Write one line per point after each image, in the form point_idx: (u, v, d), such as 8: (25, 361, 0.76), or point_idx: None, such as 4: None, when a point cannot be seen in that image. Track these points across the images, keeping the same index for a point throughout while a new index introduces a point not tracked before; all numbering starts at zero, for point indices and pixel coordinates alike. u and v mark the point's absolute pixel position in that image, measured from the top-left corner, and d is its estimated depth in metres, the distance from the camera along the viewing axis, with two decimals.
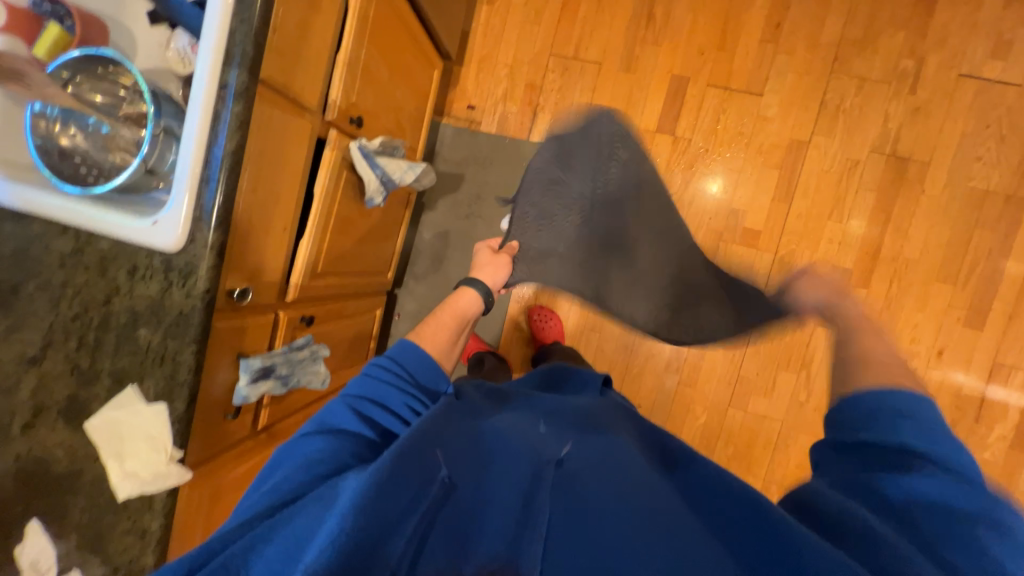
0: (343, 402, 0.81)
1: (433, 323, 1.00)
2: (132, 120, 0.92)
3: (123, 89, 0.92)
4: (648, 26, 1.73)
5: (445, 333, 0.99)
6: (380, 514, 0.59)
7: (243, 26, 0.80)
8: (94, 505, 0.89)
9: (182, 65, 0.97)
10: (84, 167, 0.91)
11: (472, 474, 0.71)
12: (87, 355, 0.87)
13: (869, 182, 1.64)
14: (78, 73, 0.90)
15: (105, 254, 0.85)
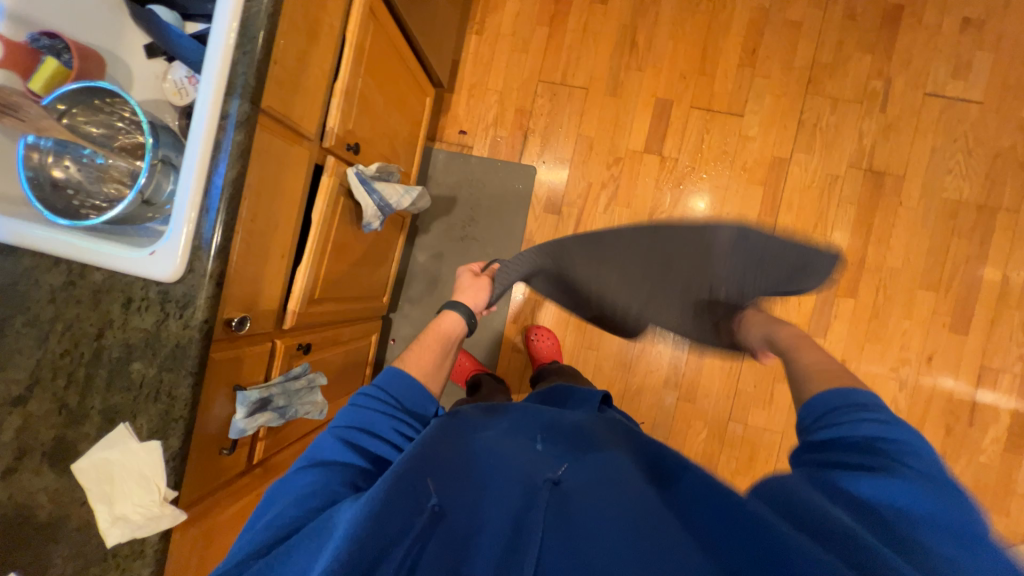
0: (333, 434, 0.79)
1: (419, 349, 0.98)
2: (127, 151, 0.92)
3: (121, 121, 0.92)
4: (632, 53, 1.81)
5: (430, 357, 0.97)
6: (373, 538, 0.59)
7: (245, 57, 0.81)
8: (79, 553, 0.83)
9: (178, 95, 0.95)
10: (78, 199, 0.90)
11: (467, 497, 0.70)
12: (76, 393, 0.83)
13: (849, 196, 1.71)
14: (74, 104, 0.89)
15: (98, 287, 0.83)
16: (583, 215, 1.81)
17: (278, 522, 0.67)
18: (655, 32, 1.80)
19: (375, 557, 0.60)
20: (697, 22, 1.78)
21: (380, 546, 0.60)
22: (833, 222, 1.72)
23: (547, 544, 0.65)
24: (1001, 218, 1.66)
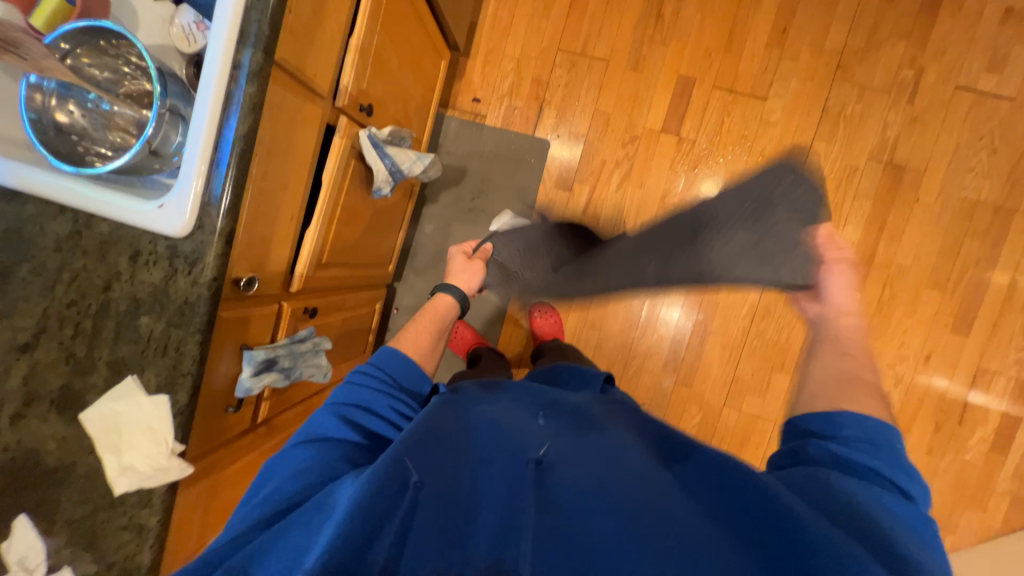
0: (330, 411, 0.80)
1: (415, 330, 1.00)
2: (132, 98, 0.89)
3: (127, 66, 0.89)
4: (657, 26, 1.73)
5: (426, 338, 1.00)
6: (369, 511, 0.60)
7: (260, 4, 0.77)
8: (88, 499, 0.85)
9: (187, 43, 0.91)
10: (82, 145, 0.87)
11: (463, 470, 0.71)
12: (83, 343, 0.83)
13: (866, 190, 1.68)
14: (78, 45, 0.85)
15: (104, 239, 0.82)
16: (594, 193, 1.78)
17: (283, 495, 0.68)
18: (683, 5, 1.72)
19: (373, 526, 0.60)
20: None
21: (377, 515, 0.61)
22: (847, 215, 1.69)
23: (541, 520, 0.65)
24: (1017, 221, 1.64)
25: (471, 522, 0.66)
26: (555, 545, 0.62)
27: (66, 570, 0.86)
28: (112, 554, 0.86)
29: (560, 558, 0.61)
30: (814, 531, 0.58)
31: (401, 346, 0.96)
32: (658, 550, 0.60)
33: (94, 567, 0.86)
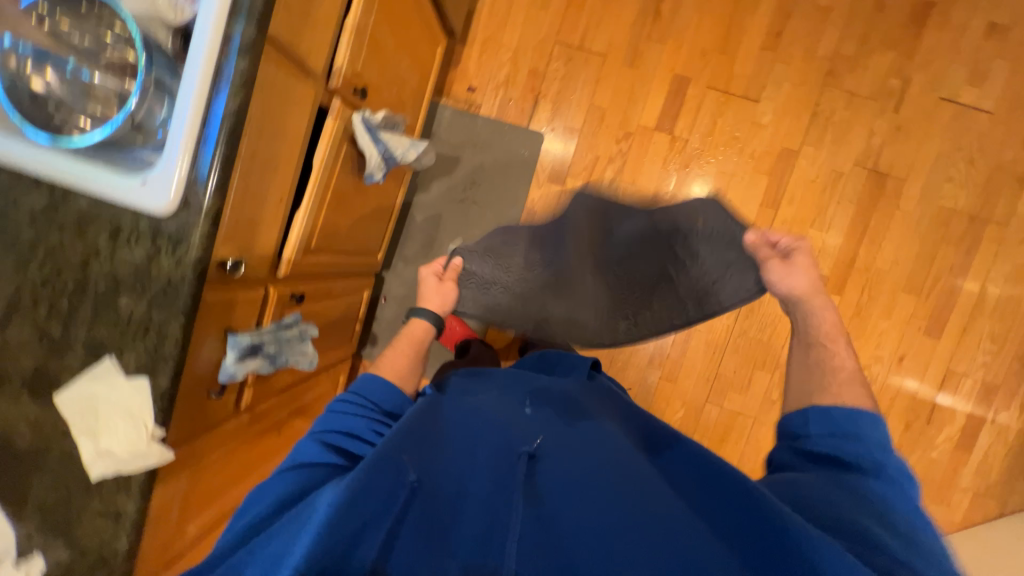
0: (311, 439, 0.78)
1: (390, 359, 0.95)
2: (113, 69, 0.84)
3: (110, 35, 0.84)
4: (654, 23, 1.74)
5: (403, 365, 0.95)
6: (353, 518, 0.59)
7: None
8: (61, 484, 0.82)
9: (172, 13, 0.81)
10: (59, 116, 0.83)
11: (453, 464, 0.71)
12: (58, 323, 0.80)
13: (850, 195, 1.72)
14: (58, 9, 0.83)
15: (82, 215, 0.78)
16: None
17: (260, 521, 0.68)
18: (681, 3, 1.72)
19: (358, 531, 0.60)
20: None
21: (369, 514, 0.61)
22: (831, 219, 1.73)
23: (532, 515, 0.66)
24: (990, 230, 1.70)
25: (464, 517, 0.66)
26: (546, 542, 0.64)
27: (37, 556, 0.83)
28: (86, 541, 0.84)
29: (550, 553, 0.62)
30: (785, 516, 0.59)
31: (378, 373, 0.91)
32: (645, 541, 0.62)
33: (67, 554, 0.84)
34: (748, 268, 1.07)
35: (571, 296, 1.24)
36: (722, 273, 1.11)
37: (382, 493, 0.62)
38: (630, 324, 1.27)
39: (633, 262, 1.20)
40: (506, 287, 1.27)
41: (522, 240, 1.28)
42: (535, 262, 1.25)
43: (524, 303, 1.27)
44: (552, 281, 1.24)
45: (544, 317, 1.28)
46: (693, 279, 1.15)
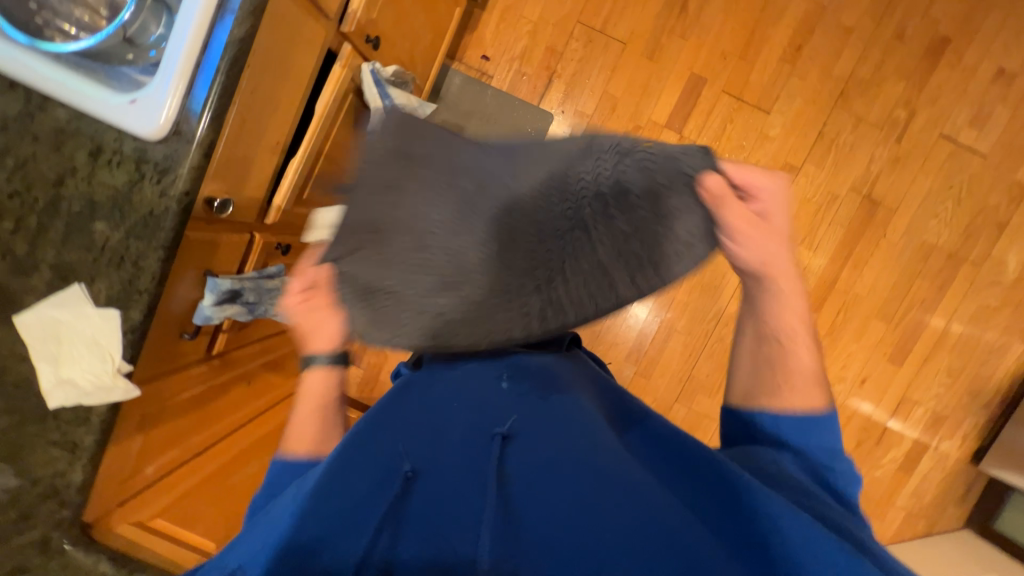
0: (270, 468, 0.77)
1: (296, 425, 0.79)
2: None
3: None
4: (678, 17, 1.70)
5: (314, 429, 0.79)
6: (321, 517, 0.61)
7: None
8: (16, 410, 0.79)
9: None
10: (41, 17, 0.76)
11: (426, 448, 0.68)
12: (25, 241, 0.75)
13: (841, 219, 1.76)
14: None
15: (62, 127, 0.73)
16: None
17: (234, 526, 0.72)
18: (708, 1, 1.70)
19: (324, 527, 0.61)
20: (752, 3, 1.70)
21: (348, 512, 0.62)
22: (820, 240, 1.77)
23: (512, 492, 0.65)
24: (964, 269, 1.78)
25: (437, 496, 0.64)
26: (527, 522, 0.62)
27: None
28: (38, 470, 0.81)
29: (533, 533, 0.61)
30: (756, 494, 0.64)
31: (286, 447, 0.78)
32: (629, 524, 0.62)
33: (16, 481, 0.81)
34: (715, 213, 0.71)
35: (405, 221, 0.68)
36: (649, 181, 0.69)
37: (358, 486, 0.63)
38: (621, 287, 0.69)
39: (548, 174, 0.70)
40: (377, 281, 0.67)
41: (422, 185, 0.69)
42: (427, 219, 0.68)
43: (397, 299, 0.66)
44: (424, 246, 0.67)
45: (376, 313, 0.67)
46: (647, 211, 0.69)
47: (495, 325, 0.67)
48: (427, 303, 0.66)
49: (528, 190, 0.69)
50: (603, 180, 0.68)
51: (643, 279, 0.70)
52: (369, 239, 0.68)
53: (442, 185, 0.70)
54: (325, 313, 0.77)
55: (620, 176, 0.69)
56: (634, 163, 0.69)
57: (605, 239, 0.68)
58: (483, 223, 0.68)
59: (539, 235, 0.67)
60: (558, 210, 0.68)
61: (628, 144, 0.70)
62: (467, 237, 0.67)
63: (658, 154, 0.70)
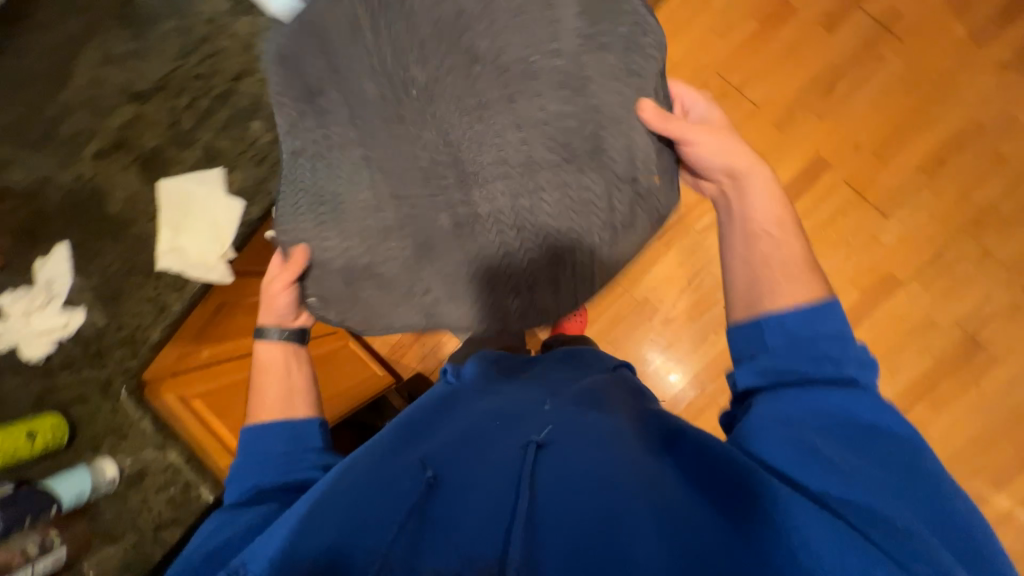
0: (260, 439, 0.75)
1: (263, 395, 0.81)
2: None
3: None
4: (820, 97, 1.65)
5: (280, 390, 0.81)
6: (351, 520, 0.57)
7: None
8: (128, 258, 0.87)
9: None
10: None
11: (457, 457, 0.64)
12: (191, 119, 0.83)
13: (934, 349, 1.60)
14: None
15: (258, 33, 0.82)
16: (677, 224, 1.71)
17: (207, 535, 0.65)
18: (855, 90, 1.64)
19: (350, 527, 0.57)
20: (901, 105, 1.62)
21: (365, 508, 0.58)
22: (905, 364, 1.60)
23: (541, 504, 0.56)
24: None
25: (474, 524, 0.54)
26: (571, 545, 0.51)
27: (80, 312, 0.88)
28: (125, 318, 0.88)
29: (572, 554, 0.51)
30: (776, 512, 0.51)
31: (258, 414, 0.79)
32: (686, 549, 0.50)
33: (102, 322, 0.88)
34: (653, 137, 0.76)
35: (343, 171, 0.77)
36: (647, 155, 0.75)
37: (383, 496, 0.60)
38: (570, 259, 0.76)
39: (548, 121, 0.74)
40: (373, 250, 0.78)
41: (375, 124, 0.77)
42: (415, 162, 0.76)
43: (396, 269, 0.79)
44: (395, 216, 0.77)
45: (393, 308, 0.81)
46: (620, 210, 0.75)
47: (485, 283, 0.78)
48: (420, 263, 0.78)
49: (510, 152, 0.75)
50: (559, 116, 0.73)
51: (625, 244, 0.77)
52: (351, 169, 0.76)
53: (406, 138, 0.75)
54: (349, 291, 0.81)
55: (605, 154, 0.74)
56: (614, 129, 0.73)
57: (580, 221, 0.75)
58: (468, 210, 0.76)
59: (528, 215, 0.76)
60: (581, 206, 0.75)
61: (577, 106, 0.73)
62: (466, 192, 0.76)
63: (591, 59, 0.73)
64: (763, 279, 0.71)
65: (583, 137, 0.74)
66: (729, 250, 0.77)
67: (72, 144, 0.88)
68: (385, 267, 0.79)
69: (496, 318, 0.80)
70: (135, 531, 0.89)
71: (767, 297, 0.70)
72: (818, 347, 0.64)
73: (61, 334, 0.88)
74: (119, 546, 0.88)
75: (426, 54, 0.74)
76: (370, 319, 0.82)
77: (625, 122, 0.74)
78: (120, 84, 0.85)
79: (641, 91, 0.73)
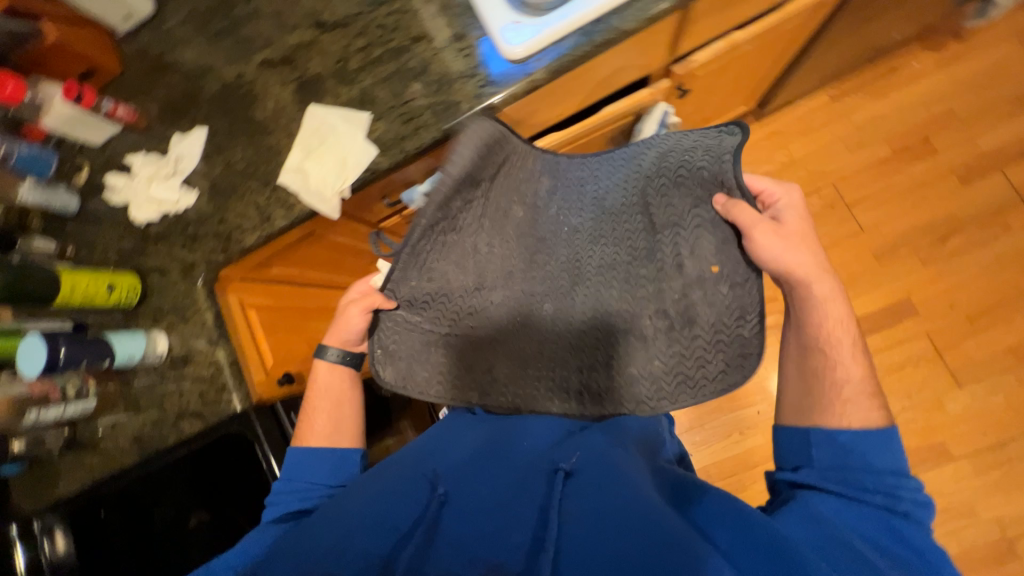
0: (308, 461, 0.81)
1: (312, 419, 0.85)
2: None
3: None
4: (933, 244, 1.58)
5: (328, 423, 0.84)
6: (376, 519, 0.67)
7: None
8: (253, 163, 0.90)
9: None
10: None
11: (470, 476, 0.72)
12: (359, 60, 0.86)
13: (964, 538, 1.47)
14: None
15: (451, 6, 0.84)
16: None
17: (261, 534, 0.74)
18: (972, 251, 1.56)
19: (373, 522, 0.67)
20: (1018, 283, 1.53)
21: (388, 506, 0.69)
22: None
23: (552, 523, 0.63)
24: None
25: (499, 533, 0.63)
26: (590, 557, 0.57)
27: (191, 195, 0.92)
28: (228, 215, 0.91)
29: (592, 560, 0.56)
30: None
31: (307, 441, 0.83)
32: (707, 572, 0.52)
33: (207, 211, 0.92)
34: (726, 228, 0.76)
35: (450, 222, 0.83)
36: (712, 257, 0.76)
37: (403, 495, 0.70)
38: (655, 341, 0.78)
39: (638, 230, 0.84)
40: (465, 309, 0.82)
41: (483, 214, 0.80)
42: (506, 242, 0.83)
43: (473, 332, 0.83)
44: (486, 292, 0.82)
45: (458, 358, 0.84)
46: (695, 298, 0.76)
47: (570, 357, 0.83)
48: (498, 327, 0.83)
49: (596, 259, 0.85)
50: (651, 224, 0.82)
51: (718, 337, 0.75)
52: (462, 249, 0.80)
53: (503, 221, 0.82)
54: (425, 352, 0.84)
55: (681, 252, 0.78)
56: (690, 228, 0.78)
57: (670, 305, 0.78)
58: (563, 294, 0.85)
59: (614, 301, 0.82)
60: (649, 298, 0.79)
61: (663, 240, 0.79)
62: (560, 280, 0.85)
63: (679, 170, 0.80)
64: (821, 405, 0.69)
65: (656, 241, 0.81)
66: (788, 378, 0.75)
67: (246, 48, 0.93)
68: (472, 331, 0.83)
69: (561, 397, 0.83)
70: (161, 409, 0.91)
71: (821, 414, 0.69)
72: (847, 437, 0.65)
73: (169, 207, 0.92)
74: (144, 415, 0.92)
75: (529, 158, 0.85)
76: (429, 386, 0.84)
77: (707, 232, 0.77)
78: (311, 12, 0.90)
79: (712, 186, 0.77)
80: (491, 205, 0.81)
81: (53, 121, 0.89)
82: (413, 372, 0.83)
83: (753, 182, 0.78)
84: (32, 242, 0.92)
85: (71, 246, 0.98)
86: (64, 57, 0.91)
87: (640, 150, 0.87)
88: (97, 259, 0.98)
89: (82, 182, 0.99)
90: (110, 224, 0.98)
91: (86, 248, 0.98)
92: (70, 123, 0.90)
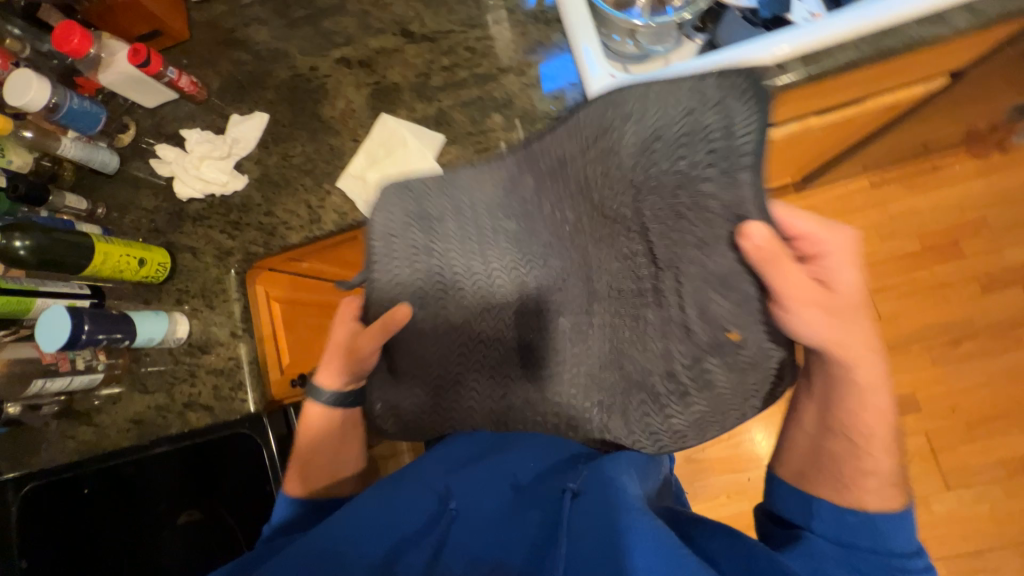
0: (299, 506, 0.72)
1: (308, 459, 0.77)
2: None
3: None
4: (947, 345, 1.61)
5: (327, 462, 0.77)
6: (373, 523, 0.60)
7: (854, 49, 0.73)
8: (312, 160, 0.87)
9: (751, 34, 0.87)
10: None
11: (477, 484, 0.67)
12: (442, 79, 0.84)
13: None
14: None
15: (545, 43, 0.82)
16: None
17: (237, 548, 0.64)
18: (982, 358, 1.59)
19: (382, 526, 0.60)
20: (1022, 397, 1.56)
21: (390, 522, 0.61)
22: None
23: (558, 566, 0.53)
24: None
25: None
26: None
27: (239, 179, 0.89)
28: (276, 208, 0.87)
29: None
30: None
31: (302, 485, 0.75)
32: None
33: (255, 199, 0.88)
34: (750, 282, 0.55)
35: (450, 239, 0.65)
36: (730, 318, 0.56)
37: (410, 507, 0.64)
38: (666, 402, 0.63)
39: (634, 252, 0.59)
40: (446, 346, 0.69)
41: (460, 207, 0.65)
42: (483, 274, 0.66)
43: (448, 363, 0.70)
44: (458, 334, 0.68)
45: (441, 395, 0.71)
46: (711, 364, 0.59)
47: (556, 403, 0.70)
48: (467, 364, 0.70)
49: (607, 276, 0.63)
50: (649, 255, 0.59)
51: (745, 390, 0.59)
52: (433, 255, 0.66)
53: (489, 237, 0.65)
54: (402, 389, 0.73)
55: (687, 309, 0.58)
56: (691, 280, 0.56)
57: (680, 369, 0.61)
58: (510, 338, 0.69)
59: (619, 341, 0.65)
60: (655, 355, 0.62)
61: (662, 286, 0.59)
62: (532, 325, 0.68)
63: (655, 168, 0.54)
64: (829, 474, 0.64)
65: (656, 284, 0.59)
66: (801, 434, 0.68)
67: (325, 41, 0.90)
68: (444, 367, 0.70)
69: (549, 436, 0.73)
70: (170, 394, 0.87)
71: (830, 486, 0.63)
72: (882, 514, 0.60)
73: (216, 189, 0.88)
74: (151, 398, 0.88)
75: (498, 172, 0.64)
76: (454, 404, 0.72)
77: (710, 285, 0.56)
78: (399, 18, 0.88)
79: (730, 219, 0.53)
80: (475, 217, 0.65)
81: (111, 78, 0.85)
82: (408, 423, 0.74)
83: (796, 224, 0.60)
84: (64, 197, 0.87)
85: (102, 207, 0.94)
86: (135, 15, 0.87)
87: (581, 132, 0.56)
88: (127, 225, 0.93)
89: (126, 142, 0.95)
90: (148, 192, 0.93)
91: (118, 211, 0.94)
92: (128, 82, 0.86)
